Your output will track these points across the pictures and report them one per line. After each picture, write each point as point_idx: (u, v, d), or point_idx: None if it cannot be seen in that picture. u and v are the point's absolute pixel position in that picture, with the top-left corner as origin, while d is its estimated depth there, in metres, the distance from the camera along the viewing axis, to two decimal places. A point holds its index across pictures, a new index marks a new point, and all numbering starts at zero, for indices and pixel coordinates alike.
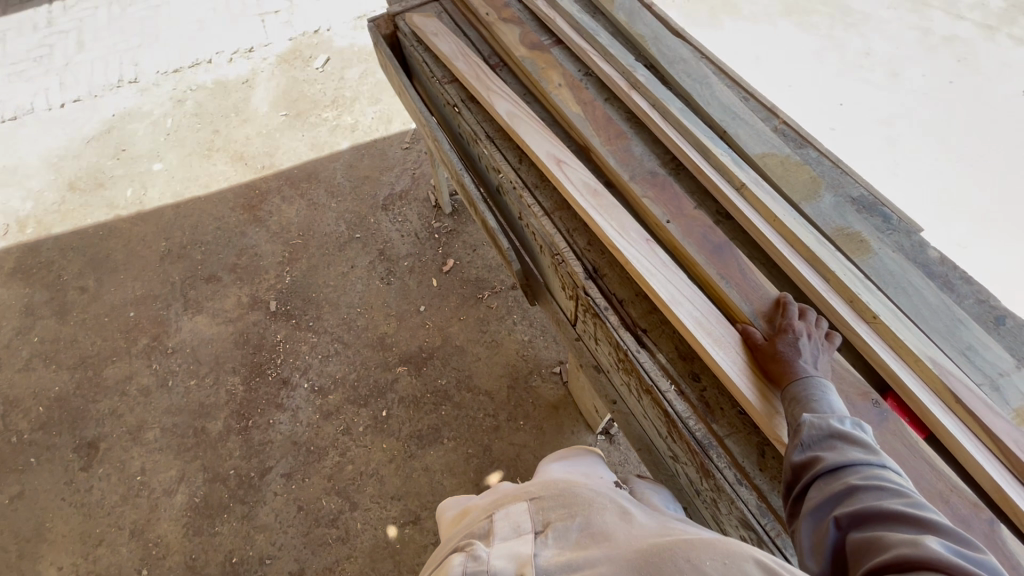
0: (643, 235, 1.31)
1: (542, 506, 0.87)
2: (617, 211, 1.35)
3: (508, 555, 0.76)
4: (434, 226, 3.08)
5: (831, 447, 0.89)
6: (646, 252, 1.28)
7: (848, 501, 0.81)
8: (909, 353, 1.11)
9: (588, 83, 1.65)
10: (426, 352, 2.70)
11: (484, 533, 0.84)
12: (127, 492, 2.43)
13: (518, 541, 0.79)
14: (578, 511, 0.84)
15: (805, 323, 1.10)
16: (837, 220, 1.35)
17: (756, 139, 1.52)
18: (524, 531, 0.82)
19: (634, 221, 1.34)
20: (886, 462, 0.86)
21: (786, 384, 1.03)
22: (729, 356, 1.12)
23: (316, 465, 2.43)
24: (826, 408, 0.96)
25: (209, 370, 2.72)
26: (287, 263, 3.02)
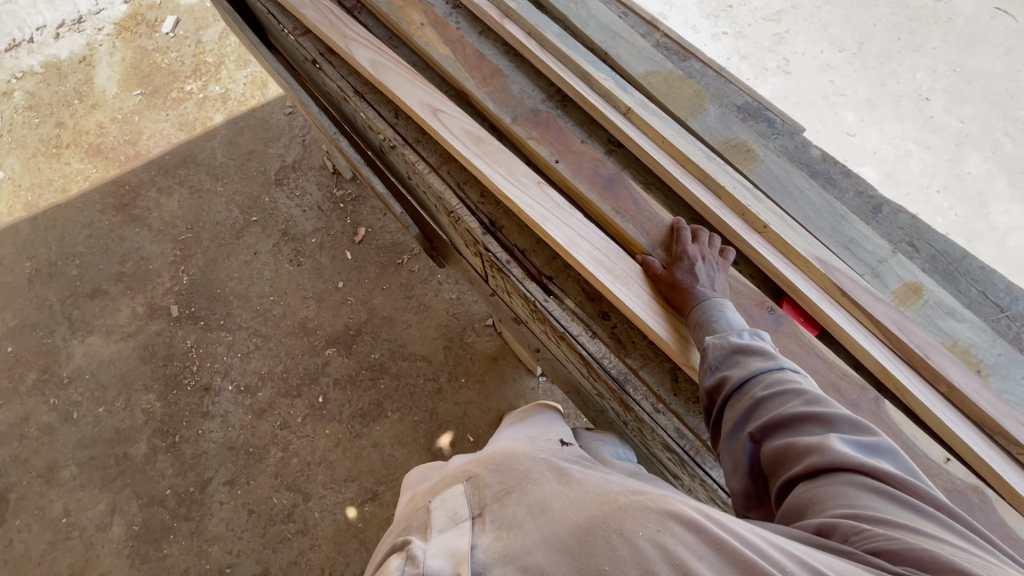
0: (534, 179, 1.24)
1: (481, 489, 0.78)
2: (504, 157, 1.26)
3: (445, 550, 0.65)
4: (336, 195, 2.87)
5: (735, 362, 0.89)
6: (539, 197, 1.21)
7: (758, 415, 0.80)
8: (799, 257, 1.14)
9: (457, 18, 1.51)
10: (353, 328, 2.58)
11: (421, 529, 0.74)
12: (54, 537, 2.26)
13: (454, 532, 0.69)
14: (519, 486, 0.75)
15: (698, 245, 1.10)
16: (723, 132, 1.34)
17: (638, 58, 1.45)
18: (462, 519, 0.72)
19: (522, 164, 1.26)
20: (783, 362, 0.86)
21: (688, 310, 1.03)
22: (633, 291, 1.10)
23: (259, 465, 2.34)
24: (725, 327, 0.96)
25: (118, 393, 2.49)
26: (181, 262, 2.74)
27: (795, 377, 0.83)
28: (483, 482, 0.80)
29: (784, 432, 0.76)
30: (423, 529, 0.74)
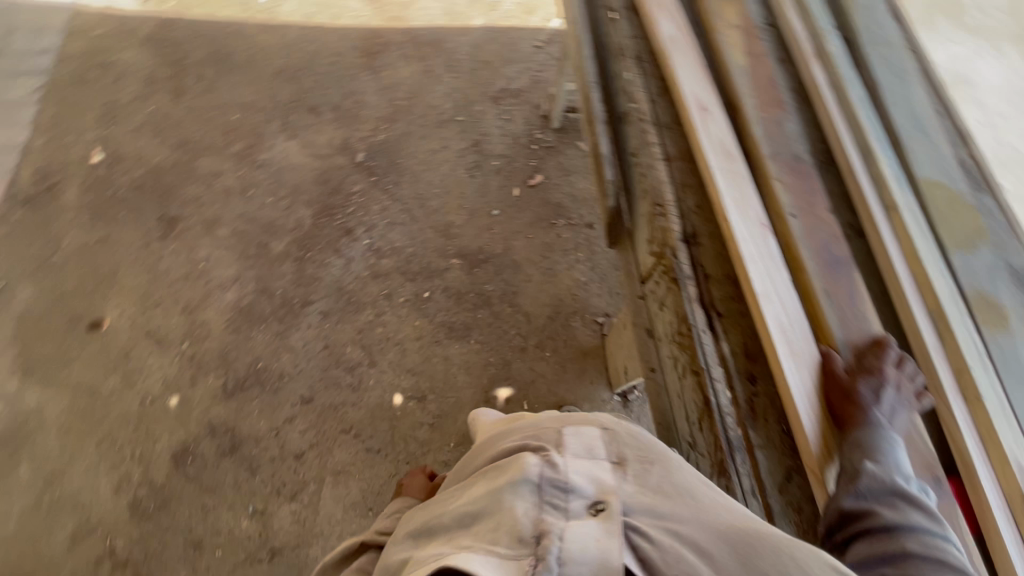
0: (760, 218, 1.18)
1: (618, 439, 0.86)
2: (743, 184, 1.21)
3: (587, 475, 0.76)
4: (535, 136, 2.97)
5: (889, 503, 0.84)
6: (758, 238, 1.15)
7: (900, 566, 0.77)
8: (998, 449, 1.00)
9: (766, 34, 1.44)
10: (484, 254, 2.70)
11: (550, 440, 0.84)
12: (189, 273, 2.66)
13: (593, 464, 0.79)
14: (657, 460, 0.83)
15: (897, 373, 1.01)
16: (982, 282, 1.18)
17: (931, 162, 1.31)
18: (598, 456, 0.81)
19: (757, 199, 1.20)
20: (943, 526, 0.83)
21: (852, 425, 0.96)
22: (801, 375, 1.03)
23: (352, 315, 2.57)
24: (890, 463, 0.89)
25: (287, 195, 2.83)
26: (386, 122, 3.01)
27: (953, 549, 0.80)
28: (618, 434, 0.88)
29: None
30: (554, 442, 0.84)
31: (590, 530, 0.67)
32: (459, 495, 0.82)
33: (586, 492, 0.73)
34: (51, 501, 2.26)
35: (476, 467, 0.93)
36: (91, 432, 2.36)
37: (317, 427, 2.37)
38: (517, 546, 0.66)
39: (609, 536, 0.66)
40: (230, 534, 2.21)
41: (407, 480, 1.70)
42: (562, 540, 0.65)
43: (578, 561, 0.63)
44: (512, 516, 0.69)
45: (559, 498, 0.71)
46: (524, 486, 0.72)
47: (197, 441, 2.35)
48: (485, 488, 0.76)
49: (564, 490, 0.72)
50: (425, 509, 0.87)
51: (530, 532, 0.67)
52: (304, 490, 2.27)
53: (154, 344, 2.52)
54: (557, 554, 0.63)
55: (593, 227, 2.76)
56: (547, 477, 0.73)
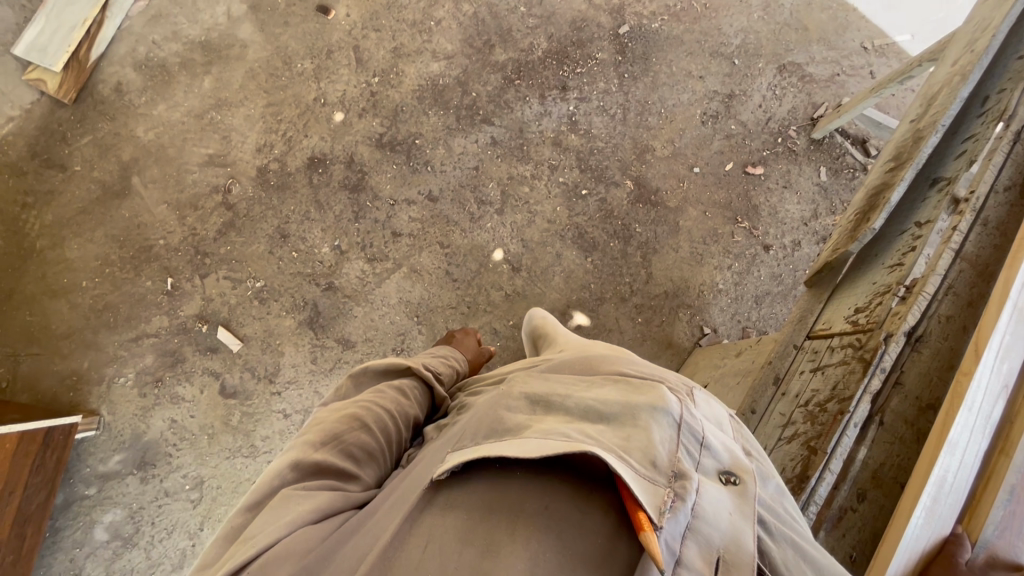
0: (1007, 378, 1.01)
1: (740, 433, 0.94)
2: (1021, 336, 1.02)
3: (723, 443, 0.84)
4: (788, 131, 2.65)
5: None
6: (987, 397, 1.00)
7: None
8: None
9: None
10: (657, 197, 2.55)
11: (682, 392, 0.93)
12: (416, 22, 2.64)
13: (726, 437, 0.87)
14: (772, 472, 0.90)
15: None
16: None
17: None
18: (725, 431, 0.90)
19: (1021, 358, 1.02)
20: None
21: None
22: (920, 537, 0.94)
23: (514, 160, 2.54)
24: None
25: (538, 16, 2.68)
26: (670, 13, 2.72)
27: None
28: (739, 430, 0.95)
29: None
30: (686, 396, 0.92)
31: (719, 494, 0.76)
32: (583, 387, 0.92)
33: (718, 457, 0.82)
34: (211, 119, 2.51)
35: (587, 368, 1.01)
36: (267, 91, 2.55)
37: (424, 225, 2.46)
38: (650, 469, 0.74)
39: (736, 507, 0.75)
40: (310, 249, 2.42)
41: (459, 334, 1.76)
42: (699, 493, 0.74)
43: (707, 517, 0.72)
44: (650, 439, 0.78)
45: (694, 448, 0.80)
46: (667, 420, 0.82)
47: (333, 161, 2.49)
48: (622, 398, 0.86)
49: (698, 443, 0.81)
50: (538, 379, 0.96)
51: (666, 464, 0.76)
52: (381, 262, 2.42)
53: (353, 60, 2.59)
54: (694, 503, 0.72)
55: (768, 251, 2.52)
56: (688, 424, 0.82)
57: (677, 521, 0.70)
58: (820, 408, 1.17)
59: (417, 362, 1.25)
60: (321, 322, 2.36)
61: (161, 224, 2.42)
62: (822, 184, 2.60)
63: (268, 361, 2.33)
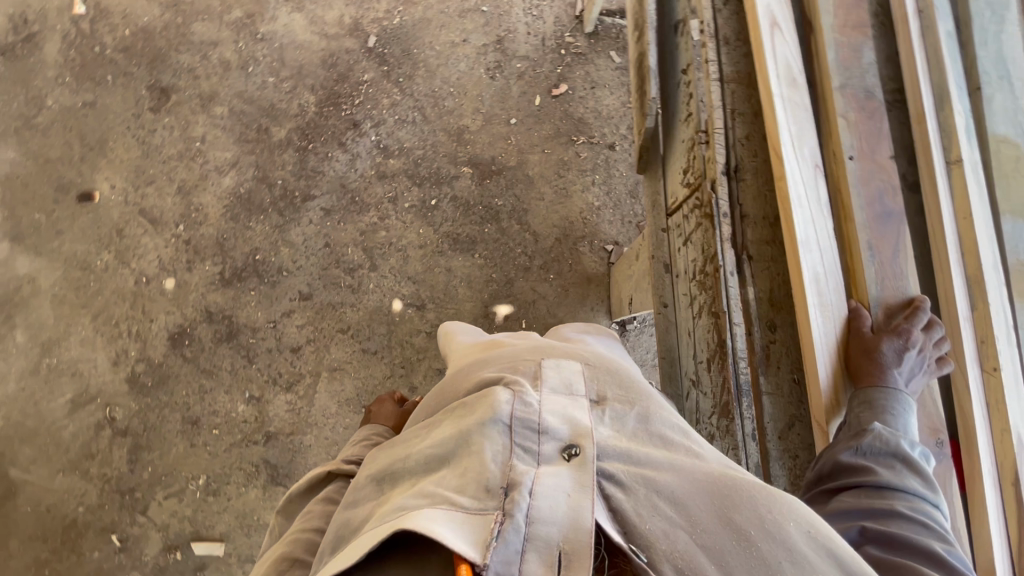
0: (814, 158, 1.09)
1: (596, 382, 0.93)
2: (804, 117, 1.10)
3: (564, 417, 0.83)
4: (565, 40, 2.70)
5: (890, 465, 0.83)
6: (808, 181, 1.07)
7: (882, 519, 0.76)
8: (1001, 420, 1.01)
9: None
10: (497, 165, 2.55)
11: (525, 377, 0.90)
12: (183, 151, 2.49)
13: (573, 403, 0.86)
14: (633, 404, 0.91)
15: (924, 337, 0.97)
16: None
17: (1009, 116, 1.18)
18: (575, 393, 0.89)
19: (813, 137, 1.10)
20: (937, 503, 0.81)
21: (863, 384, 0.94)
22: (826, 329, 1.00)
23: (355, 216, 2.46)
24: (899, 426, 0.89)
25: (290, 77, 2.58)
26: (403, 3, 2.69)
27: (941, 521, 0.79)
28: (598, 378, 0.95)
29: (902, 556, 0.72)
30: (530, 378, 0.90)
31: (557, 482, 0.74)
32: (427, 433, 0.89)
33: (558, 435, 0.80)
34: (50, 367, 2.28)
35: (450, 395, 0.98)
36: (85, 305, 2.33)
37: (315, 325, 2.36)
38: (482, 499, 0.73)
39: (577, 487, 0.74)
40: (227, 416, 2.27)
41: (374, 408, 1.64)
42: (532, 496, 0.72)
43: (543, 518, 0.70)
44: (482, 461, 0.77)
45: (531, 442, 0.79)
46: (496, 425, 0.80)
47: (193, 324, 2.34)
48: (452, 429, 0.83)
49: (534, 434, 0.79)
50: (393, 446, 0.94)
51: (498, 483, 0.74)
52: (300, 382, 2.31)
53: (147, 223, 2.41)
54: (526, 511, 0.71)
55: (614, 148, 2.60)
56: (520, 419, 0.81)
57: (509, 543, 0.69)
58: (703, 274, 1.21)
59: (338, 461, 1.20)
60: (282, 472, 2.24)
61: (70, 494, 2.21)
62: (621, 66, 2.69)
63: (259, 541, 2.20)
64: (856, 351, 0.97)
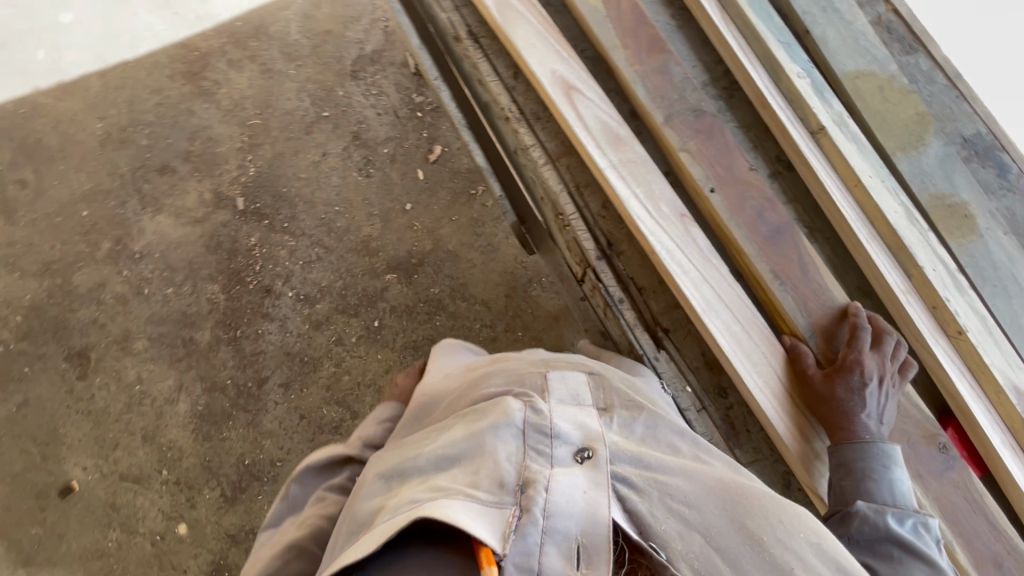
0: (677, 209, 0.98)
1: (603, 387, 0.87)
2: (645, 172, 0.99)
3: (574, 423, 0.77)
4: (416, 100, 2.61)
5: (891, 554, 0.75)
6: (683, 238, 0.97)
7: None
8: (991, 381, 0.92)
9: None
10: (417, 258, 2.45)
11: (530, 387, 0.83)
12: (129, 400, 2.41)
13: (581, 410, 0.80)
14: (641, 408, 0.85)
15: (878, 358, 0.88)
16: (939, 183, 1.01)
17: (851, 48, 1.07)
18: (583, 402, 0.82)
19: (665, 186, 0.99)
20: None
21: (835, 438, 0.86)
22: (769, 387, 0.91)
23: (313, 375, 2.38)
24: (885, 494, 0.81)
25: (185, 280, 2.49)
26: (249, 150, 2.57)
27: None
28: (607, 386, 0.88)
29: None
30: (538, 390, 0.83)
31: (573, 480, 0.69)
32: (437, 434, 0.82)
33: (568, 439, 0.74)
34: None
35: (455, 400, 0.91)
36: None
37: None
38: (498, 493, 0.68)
39: (598, 483, 0.70)
40: None
41: None
42: (547, 490, 0.67)
43: (560, 511, 0.65)
44: (496, 462, 0.71)
45: (542, 445, 0.73)
46: (506, 430, 0.75)
47: (225, 555, 2.25)
48: (465, 430, 0.77)
49: (547, 438, 0.74)
50: (398, 446, 0.86)
51: (514, 480, 0.69)
52: None
53: (134, 484, 2.33)
54: (542, 505, 0.65)
55: None
56: (531, 425, 0.75)
57: (528, 535, 0.64)
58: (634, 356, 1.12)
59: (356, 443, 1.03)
60: None
61: None
62: None
63: None
64: (818, 401, 0.88)
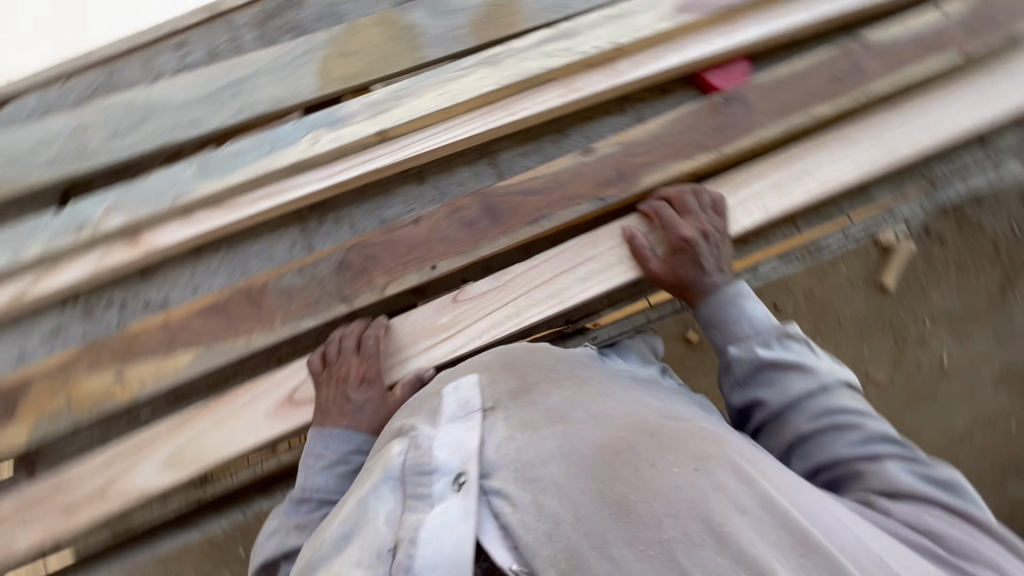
0: (449, 303, 0.91)
1: (484, 389, 0.67)
2: (403, 331, 0.90)
3: (457, 442, 0.59)
4: None
5: (775, 377, 0.70)
6: (481, 302, 0.90)
7: (807, 455, 0.64)
8: (668, 33, 0.93)
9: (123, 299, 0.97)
10: None
11: (421, 417, 0.66)
12: None
13: (465, 420, 0.62)
14: (537, 383, 0.66)
15: (698, 220, 0.85)
16: (460, 18, 0.95)
17: (291, 70, 0.95)
18: (474, 411, 0.63)
19: (423, 311, 0.91)
20: (871, 421, 0.63)
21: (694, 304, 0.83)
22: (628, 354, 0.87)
23: None
24: (750, 330, 0.76)
25: None
26: None
27: (886, 443, 0.61)
28: (517, 366, 0.69)
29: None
30: (427, 417, 0.65)
31: (444, 520, 0.53)
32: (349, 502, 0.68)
33: (443, 464, 0.57)
34: None
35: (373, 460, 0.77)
36: None
37: None
38: (376, 560, 0.54)
39: (466, 515, 0.53)
40: None
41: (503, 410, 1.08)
42: (416, 540, 0.52)
43: (424, 553, 0.51)
44: (376, 529, 0.57)
45: (421, 482, 0.57)
46: (386, 487, 0.60)
47: None
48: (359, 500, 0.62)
49: (424, 473, 0.58)
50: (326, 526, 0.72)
51: (388, 543, 0.55)
52: None
53: None
54: (409, 550, 0.52)
55: None
56: (411, 464, 0.59)
57: None
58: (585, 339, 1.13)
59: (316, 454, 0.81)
60: None
61: None
62: None
63: None
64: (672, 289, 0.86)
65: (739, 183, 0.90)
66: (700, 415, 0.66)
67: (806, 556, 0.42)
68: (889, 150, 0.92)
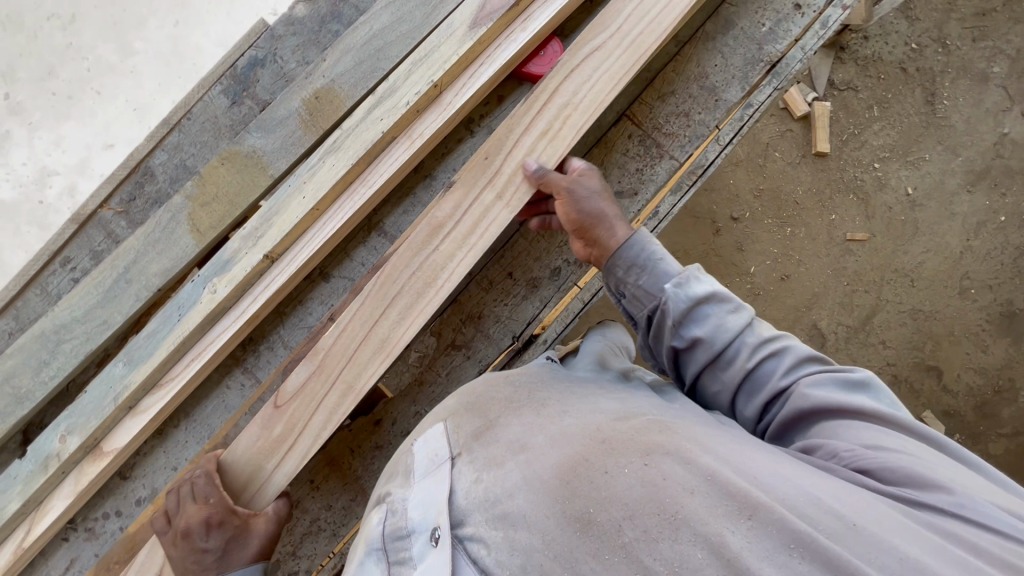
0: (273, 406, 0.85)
1: (451, 435, 0.66)
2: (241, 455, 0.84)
3: (426, 499, 0.59)
4: None
5: (707, 315, 0.70)
6: (307, 393, 0.84)
7: (750, 389, 0.68)
8: (473, 49, 0.97)
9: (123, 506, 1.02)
10: None
11: (396, 480, 0.68)
12: None
13: (435, 474, 0.62)
14: (500, 415, 0.65)
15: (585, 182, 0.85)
16: (291, 125, 1.00)
17: (161, 239, 0.97)
18: (441, 459, 0.63)
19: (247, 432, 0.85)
20: (795, 351, 0.67)
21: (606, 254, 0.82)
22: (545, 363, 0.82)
23: None
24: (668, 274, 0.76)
25: None
26: None
27: (806, 364, 0.66)
28: (479, 405, 0.69)
29: (822, 538, 0.40)
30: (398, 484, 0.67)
31: None
32: None
33: (416, 524, 0.58)
34: None
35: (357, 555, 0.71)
36: None
37: None
38: None
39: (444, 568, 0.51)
40: None
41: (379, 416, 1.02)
42: None
43: None
44: None
45: (403, 547, 0.58)
46: (370, 560, 0.60)
47: None
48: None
49: (404, 536, 0.59)
50: None
51: None
52: None
53: None
54: None
55: None
56: (389, 530, 0.60)
57: None
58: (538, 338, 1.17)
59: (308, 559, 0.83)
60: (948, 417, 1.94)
61: None
62: None
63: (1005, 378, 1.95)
64: (605, 200, 0.84)
65: (502, 150, 0.86)
66: (660, 405, 0.62)
67: (752, 518, 0.41)
68: (633, 48, 0.88)
